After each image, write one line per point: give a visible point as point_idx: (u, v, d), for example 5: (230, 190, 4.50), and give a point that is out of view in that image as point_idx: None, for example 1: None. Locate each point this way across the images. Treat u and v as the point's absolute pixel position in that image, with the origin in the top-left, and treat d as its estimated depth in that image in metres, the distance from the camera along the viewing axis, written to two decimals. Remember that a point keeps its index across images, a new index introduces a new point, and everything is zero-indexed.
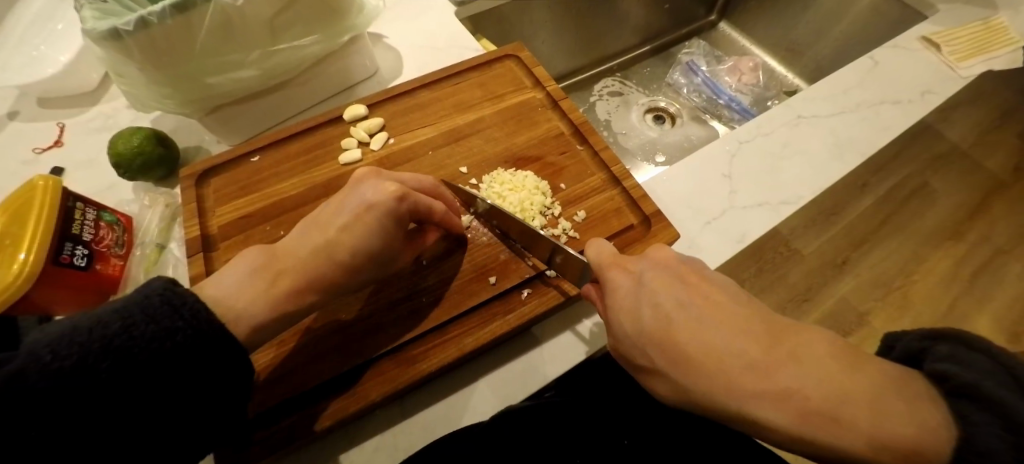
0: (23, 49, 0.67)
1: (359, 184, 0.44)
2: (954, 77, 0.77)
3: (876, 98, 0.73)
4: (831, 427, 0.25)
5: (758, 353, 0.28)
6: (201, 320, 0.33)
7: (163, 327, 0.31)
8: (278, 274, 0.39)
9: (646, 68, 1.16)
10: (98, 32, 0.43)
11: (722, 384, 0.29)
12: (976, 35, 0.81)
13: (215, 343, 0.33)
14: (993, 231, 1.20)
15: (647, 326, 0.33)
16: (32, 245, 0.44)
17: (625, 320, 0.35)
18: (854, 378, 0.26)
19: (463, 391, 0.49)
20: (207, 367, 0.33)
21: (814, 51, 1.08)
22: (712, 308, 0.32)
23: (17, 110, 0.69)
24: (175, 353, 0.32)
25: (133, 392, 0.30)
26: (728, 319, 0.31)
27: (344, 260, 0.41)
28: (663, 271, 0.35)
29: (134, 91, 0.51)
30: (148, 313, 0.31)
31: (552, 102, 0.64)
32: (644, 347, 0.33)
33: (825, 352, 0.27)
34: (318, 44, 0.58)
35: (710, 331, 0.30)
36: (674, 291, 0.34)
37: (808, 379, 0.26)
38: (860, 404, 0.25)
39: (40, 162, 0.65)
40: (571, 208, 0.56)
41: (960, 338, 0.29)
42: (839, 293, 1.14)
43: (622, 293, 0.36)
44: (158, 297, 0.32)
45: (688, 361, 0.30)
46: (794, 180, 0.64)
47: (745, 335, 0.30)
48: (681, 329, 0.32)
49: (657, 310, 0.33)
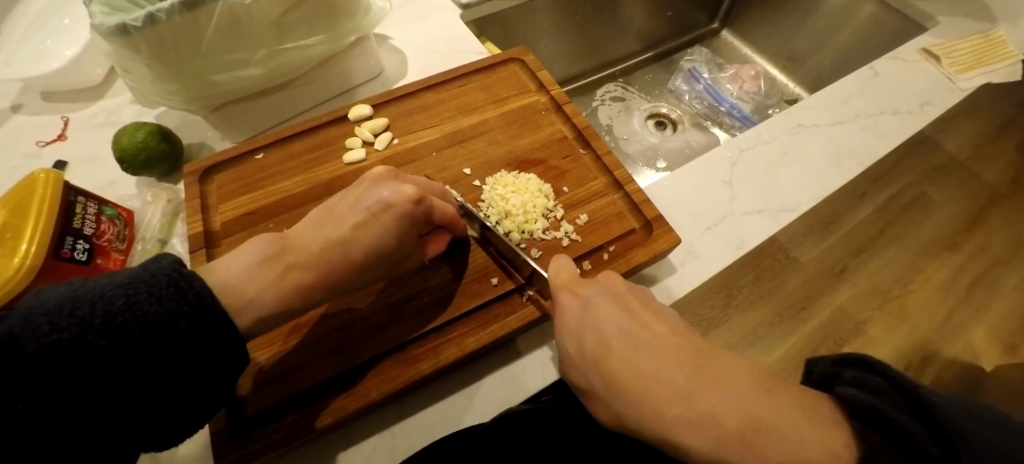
0: (29, 43, 0.67)
1: (379, 182, 0.45)
2: (953, 89, 0.77)
3: (877, 107, 0.74)
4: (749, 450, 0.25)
5: (685, 375, 0.29)
6: (207, 306, 0.33)
7: (168, 309, 0.31)
8: (290, 266, 0.39)
9: (648, 74, 1.17)
10: (106, 27, 0.44)
11: (651, 406, 0.28)
12: (975, 47, 0.82)
13: (216, 328, 0.33)
14: (991, 241, 1.03)
15: (588, 350, 0.34)
16: (35, 237, 0.44)
17: (571, 342, 0.36)
18: (768, 400, 0.26)
19: (462, 392, 0.49)
20: (205, 350, 0.33)
21: (814, 59, 1.08)
22: (649, 334, 0.32)
23: (21, 104, 0.69)
24: (175, 336, 0.31)
25: (129, 371, 0.30)
26: (663, 344, 0.31)
27: (343, 263, 0.41)
28: (608, 295, 0.37)
29: (141, 87, 0.51)
30: (152, 293, 0.31)
31: (556, 106, 0.65)
32: (585, 370, 0.33)
33: (748, 376, 0.28)
34: (324, 44, 0.59)
35: (640, 353, 0.31)
36: (615, 313, 0.35)
37: (726, 398, 0.27)
38: (772, 425, 0.25)
39: (42, 156, 0.65)
40: (573, 211, 0.56)
41: (870, 364, 0.28)
42: (838, 301, 0.98)
43: (568, 314, 0.37)
44: (164, 278, 0.32)
45: (619, 385, 0.30)
46: (793, 187, 0.65)
47: (673, 358, 0.30)
48: (616, 352, 0.32)
49: (598, 333, 0.34)
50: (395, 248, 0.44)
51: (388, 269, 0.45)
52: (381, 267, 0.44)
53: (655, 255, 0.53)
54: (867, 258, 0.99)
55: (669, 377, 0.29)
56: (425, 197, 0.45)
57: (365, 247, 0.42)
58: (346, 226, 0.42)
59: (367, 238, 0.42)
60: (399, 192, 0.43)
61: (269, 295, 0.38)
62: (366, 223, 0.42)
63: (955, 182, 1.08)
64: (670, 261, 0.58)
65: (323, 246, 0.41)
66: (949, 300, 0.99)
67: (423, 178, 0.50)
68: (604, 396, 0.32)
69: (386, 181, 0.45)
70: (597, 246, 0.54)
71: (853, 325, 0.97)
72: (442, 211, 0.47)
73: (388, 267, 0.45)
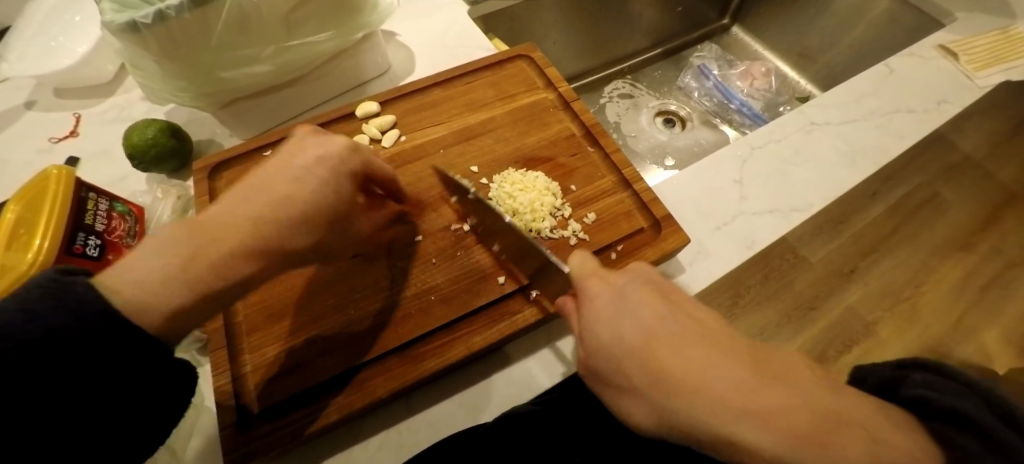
0: (42, 39, 0.68)
1: (306, 142, 0.40)
2: (971, 86, 0.76)
3: (891, 106, 0.72)
4: (823, 452, 0.23)
5: (747, 372, 0.26)
6: (88, 308, 0.29)
7: (47, 323, 0.28)
8: (210, 241, 0.32)
9: (657, 71, 1.16)
10: (117, 24, 0.44)
11: (704, 403, 0.26)
12: (993, 44, 0.80)
13: (108, 328, 0.29)
14: (1007, 241, 1.01)
15: (634, 340, 0.30)
16: (48, 233, 0.45)
17: (603, 331, 0.32)
18: (822, 404, 0.25)
19: (469, 390, 0.49)
20: (110, 351, 0.30)
21: (827, 55, 1.07)
22: (696, 326, 0.30)
23: (35, 100, 0.70)
24: (77, 345, 0.29)
25: (60, 386, 0.29)
26: (716, 339, 0.29)
27: (273, 224, 0.35)
28: (645, 283, 0.34)
29: (151, 84, 0.52)
30: (27, 315, 0.28)
31: (564, 103, 0.64)
32: (623, 361, 0.30)
33: (810, 382, 0.26)
34: (331, 41, 0.58)
35: (699, 346, 0.28)
36: (657, 306, 0.31)
37: (797, 400, 0.25)
38: (843, 433, 0.23)
39: (55, 152, 0.65)
40: (581, 210, 0.56)
41: (934, 366, 0.29)
42: (846, 301, 0.96)
43: (603, 303, 0.34)
44: (42, 291, 0.29)
45: (665, 377, 0.28)
46: (804, 186, 0.64)
47: (729, 355, 0.27)
48: (668, 344, 0.29)
49: (641, 322, 0.31)
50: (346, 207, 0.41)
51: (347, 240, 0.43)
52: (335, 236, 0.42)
53: (663, 255, 0.52)
54: (877, 258, 0.97)
55: (727, 374, 0.26)
56: (355, 147, 0.42)
57: (302, 201, 0.37)
58: (276, 176, 0.37)
59: (298, 193, 0.37)
60: (333, 148, 0.40)
61: None
62: (303, 174, 0.38)
63: (970, 181, 1.06)
64: (677, 261, 0.58)
65: (250, 207, 0.35)
66: (961, 301, 0.98)
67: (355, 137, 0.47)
68: (650, 390, 0.28)
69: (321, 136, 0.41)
70: (605, 245, 0.53)
71: (863, 324, 0.96)
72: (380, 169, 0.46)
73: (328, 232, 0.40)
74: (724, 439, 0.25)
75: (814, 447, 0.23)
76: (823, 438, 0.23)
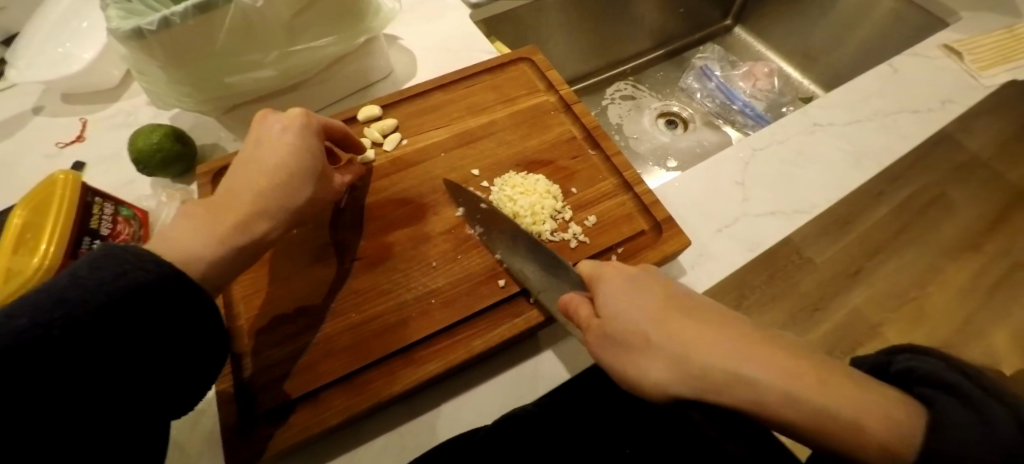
0: (50, 46, 0.69)
1: (266, 118, 0.48)
2: (976, 86, 0.75)
3: (895, 106, 0.72)
4: (823, 387, 0.27)
5: (746, 331, 0.32)
6: (147, 257, 0.36)
7: (114, 273, 0.34)
8: (222, 214, 0.42)
9: (659, 73, 1.16)
10: (123, 31, 0.44)
11: (717, 354, 0.30)
12: (998, 43, 0.80)
13: (169, 281, 0.36)
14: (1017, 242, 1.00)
15: (650, 311, 0.36)
16: (54, 237, 0.45)
17: (622, 307, 0.37)
18: (816, 356, 0.29)
19: (470, 393, 0.49)
20: (166, 303, 0.36)
21: (830, 55, 1.06)
22: (701, 307, 0.35)
23: (42, 105, 0.71)
24: (142, 288, 0.34)
25: (102, 333, 0.33)
26: (719, 315, 0.34)
27: (259, 190, 0.43)
28: (652, 271, 0.40)
29: (156, 89, 0.52)
30: (91, 266, 0.34)
31: (565, 106, 0.64)
32: (644, 330, 0.35)
33: (800, 343, 0.31)
34: (334, 45, 0.59)
35: (704, 314, 0.34)
36: (666, 291, 0.37)
37: (791, 352, 0.29)
38: (833, 374, 0.28)
39: (62, 156, 0.66)
40: (582, 212, 0.56)
41: (920, 347, 0.30)
42: (852, 303, 0.95)
43: (618, 287, 0.39)
44: (109, 252, 0.35)
45: (682, 337, 0.33)
46: (807, 188, 0.64)
47: (731, 324, 0.33)
48: (678, 314, 0.35)
49: (652, 299, 0.37)
50: (305, 150, 0.46)
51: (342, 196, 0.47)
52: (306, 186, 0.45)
53: (664, 257, 0.52)
54: (883, 259, 0.97)
55: (731, 333, 0.31)
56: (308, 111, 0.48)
57: (270, 167, 0.44)
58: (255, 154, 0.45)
59: (268, 164, 0.44)
60: (285, 114, 0.47)
61: None
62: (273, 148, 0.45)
63: (977, 181, 1.04)
64: (678, 263, 0.57)
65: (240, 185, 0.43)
66: (969, 303, 0.97)
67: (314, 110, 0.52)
68: (667, 349, 0.33)
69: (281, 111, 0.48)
70: (605, 249, 0.53)
71: (868, 326, 0.94)
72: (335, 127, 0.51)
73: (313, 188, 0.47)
74: (733, 383, 0.29)
75: (812, 384, 0.27)
76: (818, 376, 0.28)
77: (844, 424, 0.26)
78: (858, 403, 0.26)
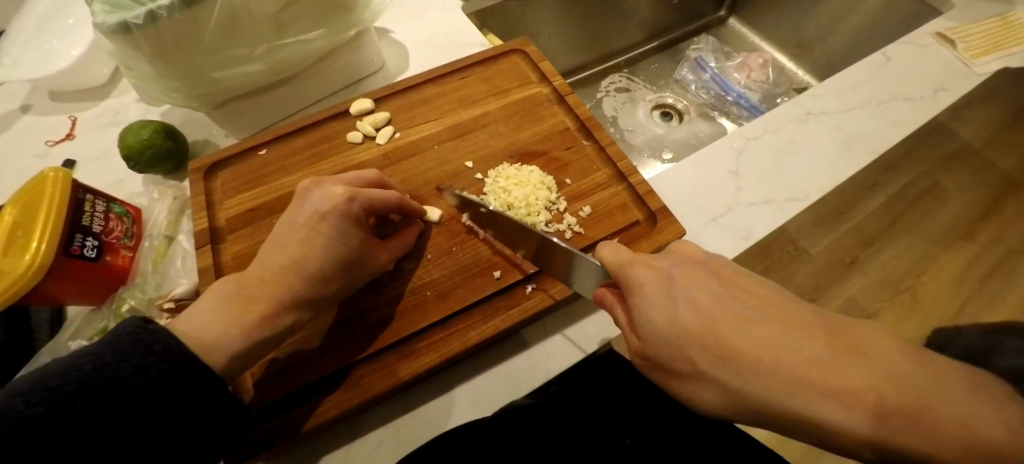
0: (35, 43, 0.68)
1: (306, 195, 0.46)
2: (969, 74, 0.75)
3: (888, 94, 0.72)
4: (911, 424, 0.21)
5: (818, 345, 0.25)
6: (174, 353, 0.35)
7: (134, 364, 0.33)
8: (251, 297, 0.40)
9: (653, 64, 1.15)
10: (107, 26, 0.44)
11: (776, 380, 0.25)
12: (991, 31, 0.80)
13: (187, 372, 0.35)
14: (1006, 232, 1.15)
15: (692, 322, 0.30)
16: (45, 235, 0.45)
17: (657, 315, 0.32)
18: (909, 370, 0.23)
19: (466, 386, 0.49)
20: (182, 395, 0.35)
21: (823, 46, 1.06)
22: (756, 302, 0.29)
23: (30, 104, 0.70)
24: (157, 381, 0.34)
25: (114, 419, 0.32)
26: (782, 314, 0.28)
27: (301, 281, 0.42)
28: (692, 266, 0.34)
29: (143, 85, 0.52)
30: (118, 352, 0.33)
31: (558, 97, 0.64)
32: (684, 345, 0.30)
33: (887, 343, 0.25)
34: (323, 39, 0.58)
35: (762, 319, 0.28)
36: (711, 288, 0.32)
37: (875, 374, 0.23)
38: (932, 398, 0.22)
39: (52, 155, 0.66)
40: (576, 203, 0.56)
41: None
42: (847, 292, 1.10)
43: (652, 289, 0.33)
44: (129, 336, 0.34)
45: (731, 357, 0.28)
46: (800, 176, 0.64)
47: (799, 330, 0.27)
48: (728, 324, 0.29)
49: (696, 305, 0.31)
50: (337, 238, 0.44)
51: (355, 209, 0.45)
52: (345, 230, 0.44)
53: (659, 247, 0.52)
54: (878, 249, 1.14)
55: (798, 353, 0.26)
56: (354, 192, 0.46)
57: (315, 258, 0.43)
58: (296, 235, 0.44)
59: (311, 253, 0.43)
60: (329, 196, 0.45)
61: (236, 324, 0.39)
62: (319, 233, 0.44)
63: None
64: None
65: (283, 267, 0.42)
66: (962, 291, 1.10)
67: (360, 173, 0.50)
68: (717, 374, 0.28)
69: (327, 188, 0.46)
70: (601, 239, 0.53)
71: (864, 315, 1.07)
72: (384, 200, 0.47)
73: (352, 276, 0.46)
74: (804, 423, 0.25)
75: (900, 423, 0.22)
76: (910, 410, 0.22)
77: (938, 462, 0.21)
78: (961, 424, 0.21)
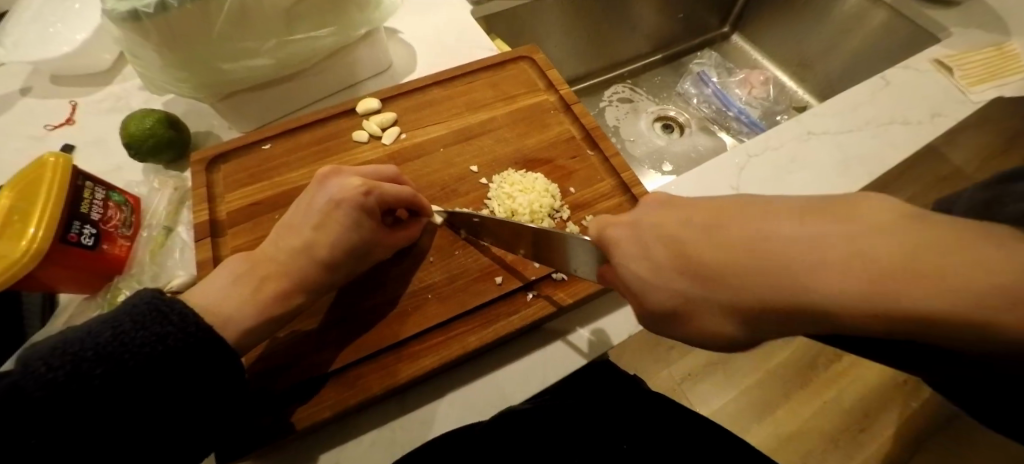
0: (39, 25, 0.67)
1: (325, 182, 0.47)
2: (965, 101, 0.77)
3: (886, 117, 0.73)
4: (917, 281, 0.18)
5: (794, 226, 0.21)
6: (190, 323, 0.36)
7: (153, 332, 0.35)
8: (264, 277, 0.42)
9: (657, 77, 1.17)
10: (118, 12, 0.43)
11: (762, 281, 0.21)
12: (986, 60, 0.81)
13: (203, 344, 0.36)
14: None
15: (667, 257, 0.26)
16: (44, 221, 0.45)
17: (635, 264, 0.29)
18: (908, 229, 0.19)
19: (462, 390, 0.48)
20: (197, 366, 0.36)
21: (824, 66, 1.08)
22: (719, 208, 0.25)
23: (30, 86, 0.70)
24: (173, 351, 0.35)
25: (133, 385, 0.33)
26: (752, 210, 0.24)
27: (306, 264, 0.43)
28: (655, 204, 0.29)
29: (151, 74, 0.51)
30: (137, 320, 0.34)
31: (565, 106, 0.64)
32: (664, 284, 0.26)
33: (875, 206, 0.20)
34: (333, 36, 0.58)
35: (735, 219, 0.24)
36: (674, 214, 0.27)
37: (870, 235, 0.19)
38: (937, 251, 0.18)
39: (50, 139, 0.65)
40: (580, 212, 0.56)
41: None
42: None
43: (620, 240, 0.30)
44: (146, 305, 0.35)
45: (711, 274, 0.24)
46: (801, 194, 0.65)
47: (774, 218, 0.22)
48: (697, 242, 0.25)
49: (663, 237, 0.27)
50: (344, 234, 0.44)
51: (360, 208, 0.45)
52: (349, 227, 0.44)
53: None
54: None
55: (780, 238, 0.21)
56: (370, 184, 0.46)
57: (328, 249, 0.44)
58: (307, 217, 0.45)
59: (326, 243, 0.44)
60: (347, 186, 0.45)
61: (247, 310, 0.41)
62: (332, 219, 0.44)
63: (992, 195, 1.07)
64: None
65: (291, 258, 0.43)
66: None
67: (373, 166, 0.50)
68: (710, 294, 0.24)
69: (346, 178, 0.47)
70: None
71: None
72: (398, 196, 0.48)
73: (356, 265, 0.47)
74: (820, 315, 0.20)
75: (909, 281, 0.18)
76: (911, 262, 0.18)
77: (968, 313, 0.17)
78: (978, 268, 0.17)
